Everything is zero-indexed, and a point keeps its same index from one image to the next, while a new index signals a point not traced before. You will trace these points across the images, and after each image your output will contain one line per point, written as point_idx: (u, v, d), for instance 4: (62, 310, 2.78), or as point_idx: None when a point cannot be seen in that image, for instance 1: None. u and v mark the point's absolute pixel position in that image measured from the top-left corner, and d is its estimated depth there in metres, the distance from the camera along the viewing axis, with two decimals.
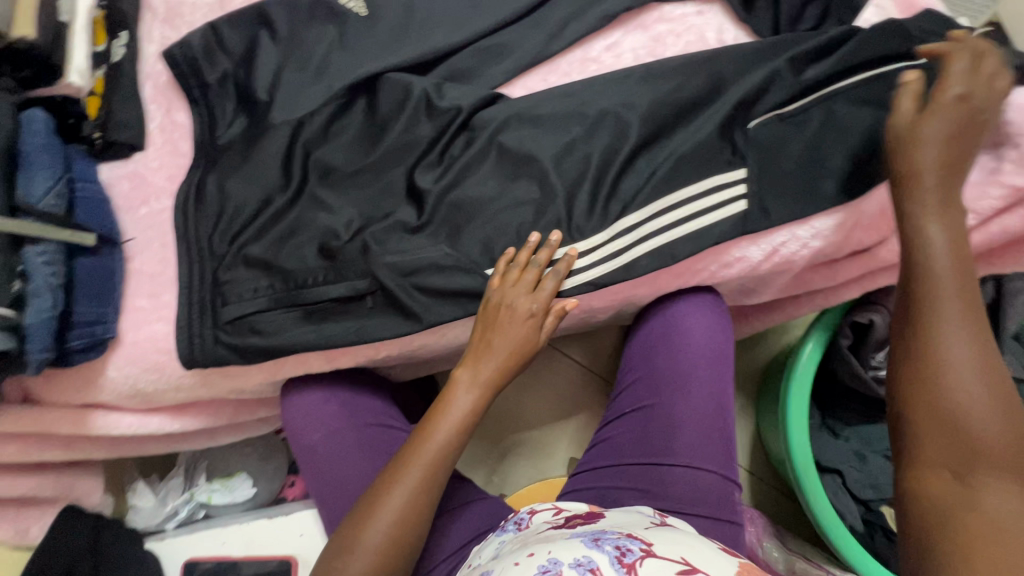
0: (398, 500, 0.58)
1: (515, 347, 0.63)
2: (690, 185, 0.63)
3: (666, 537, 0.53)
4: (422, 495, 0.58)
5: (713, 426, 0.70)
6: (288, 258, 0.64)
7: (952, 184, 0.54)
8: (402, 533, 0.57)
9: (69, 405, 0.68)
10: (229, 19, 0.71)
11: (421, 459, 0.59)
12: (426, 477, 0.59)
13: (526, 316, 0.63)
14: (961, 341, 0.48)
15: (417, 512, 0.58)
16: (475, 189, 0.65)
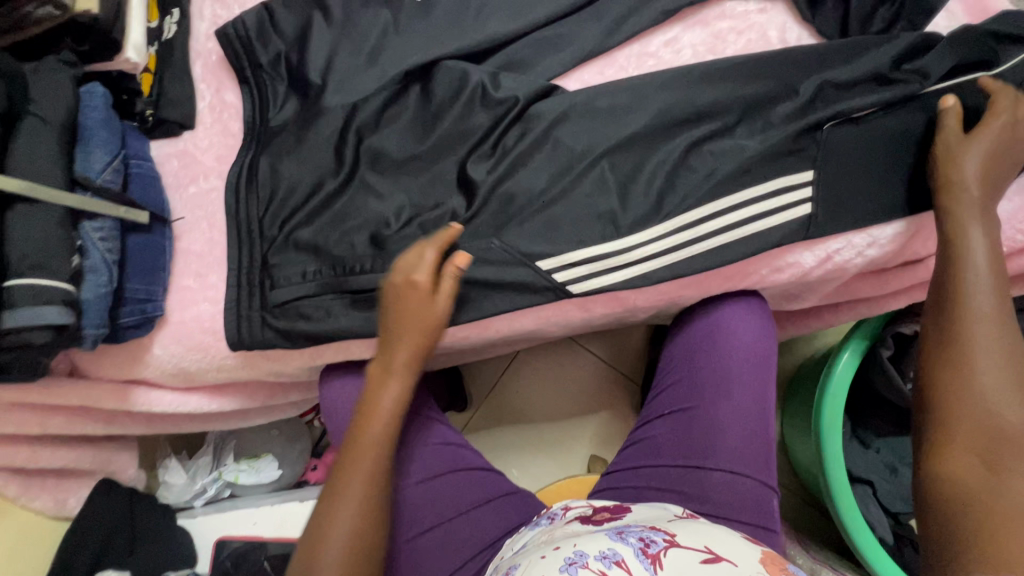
0: (348, 515, 0.55)
1: (421, 332, 0.60)
2: (746, 189, 0.63)
3: (690, 528, 0.53)
4: (372, 491, 0.57)
5: (755, 432, 0.69)
6: (337, 244, 0.64)
7: (989, 202, 0.59)
8: (363, 544, 0.55)
9: (112, 381, 0.68)
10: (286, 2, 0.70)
11: (360, 469, 0.57)
12: (368, 486, 0.56)
13: (425, 294, 0.60)
14: (988, 339, 0.54)
15: (369, 509, 0.56)
16: (529, 182, 0.65)
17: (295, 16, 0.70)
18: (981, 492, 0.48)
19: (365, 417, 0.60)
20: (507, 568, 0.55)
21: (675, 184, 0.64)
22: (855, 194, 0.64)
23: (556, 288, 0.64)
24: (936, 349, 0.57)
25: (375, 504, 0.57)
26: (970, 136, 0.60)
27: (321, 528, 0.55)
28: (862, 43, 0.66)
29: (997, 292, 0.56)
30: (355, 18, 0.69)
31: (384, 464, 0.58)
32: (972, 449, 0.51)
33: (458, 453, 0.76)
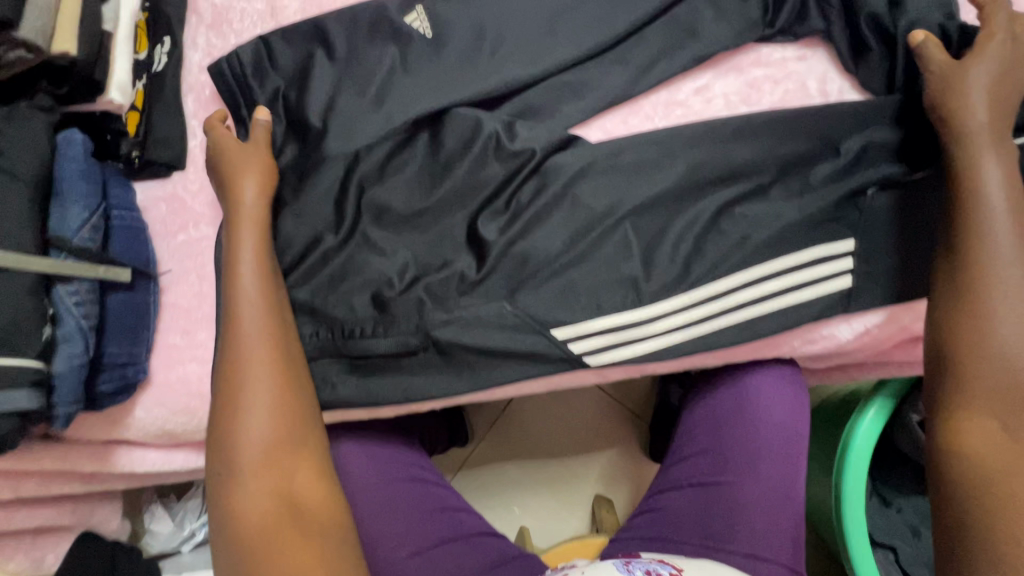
0: (257, 390, 0.52)
1: (260, 189, 0.58)
2: (781, 258, 0.58)
3: (697, 565, 0.53)
4: (274, 338, 0.54)
5: (783, 510, 0.64)
6: (336, 304, 0.59)
7: (1001, 124, 0.53)
8: (287, 409, 0.52)
9: (91, 442, 0.63)
10: (285, 36, 0.65)
11: (246, 343, 0.53)
12: (269, 351, 0.53)
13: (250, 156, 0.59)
14: (1009, 271, 0.50)
15: (277, 354, 0.53)
16: (544, 243, 0.60)
17: (294, 51, 0.65)
18: (1003, 465, 0.47)
19: (230, 292, 0.54)
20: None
21: (702, 250, 0.59)
22: (904, 266, 0.58)
23: (572, 359, 0.60)
24: (954, 287, 0.52)
25: (286, 368, 0.53)
26: (968, 61, 0.54)
27: (231, 422, 0.51)
28: (913, 99, 0.60)
29: (1015, 219, 0.51)
30: (359, 55, 0.64)
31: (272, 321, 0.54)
32: (994, 413, 0.48)
33: (456, 518, 0.72)
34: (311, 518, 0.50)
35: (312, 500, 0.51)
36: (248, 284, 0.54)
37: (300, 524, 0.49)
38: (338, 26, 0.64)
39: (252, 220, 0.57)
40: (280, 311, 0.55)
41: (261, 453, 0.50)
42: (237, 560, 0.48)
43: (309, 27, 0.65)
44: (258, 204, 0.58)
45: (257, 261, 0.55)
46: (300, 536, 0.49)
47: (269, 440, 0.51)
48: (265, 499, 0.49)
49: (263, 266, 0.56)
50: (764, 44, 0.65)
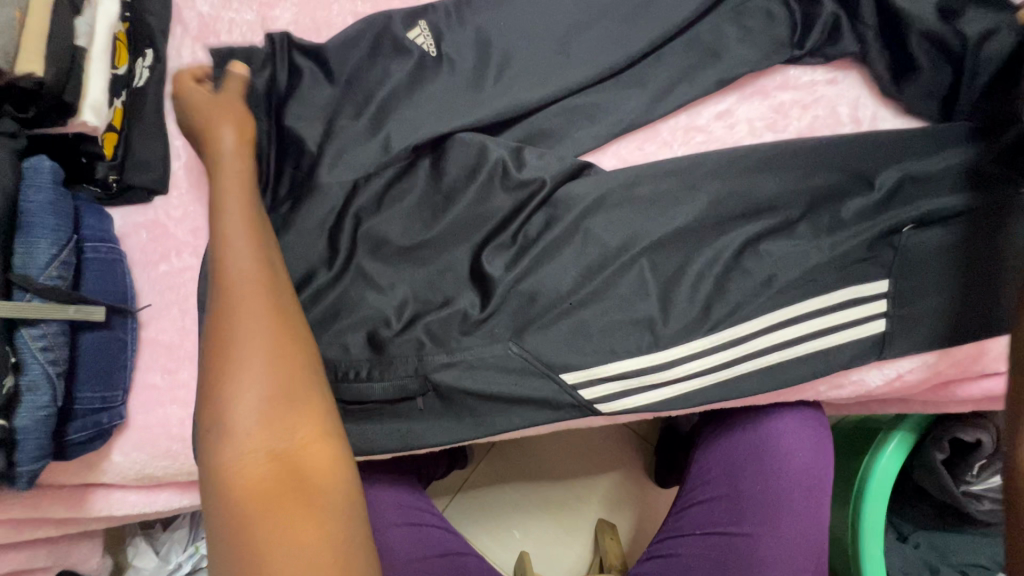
0: (248, 336, 0.42)
1: (240, 132, 0.51)
2: (811, 300, 0.54)
3: None
4: (266, 274, 0.45)
5: (805, 565, 0.60)
6: (328, 343, 0.55)
7: None
8: (283, 349, 0.42)
9: (65, 487, 0.59)
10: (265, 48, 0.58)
11: (234, 286, 0.43)
12: (262, 291, 0.43)
13: (226, 105, 0.52)
14: None
15: (270, 292, 0.44)
16: (555, 280, 0.55)
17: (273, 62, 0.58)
18: None
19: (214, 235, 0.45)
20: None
21: (724, 290, 0.55)
22: (943, 310, 0.54)
23: (583, 405, 0.55)
24: None
25: (283, 312, 0.44)
26: None
27: (218, 367, 0.41)
28: (953, 134, 0.56)
29: None
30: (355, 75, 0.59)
31: (265, 258, 0.46)
32: None
33: (458, 563, 0.68)
34: (318, 488, 0.40)
35: (319, 463, 0.41)
36: (235, 224, 0.46)
37: (301, 487, 0.39)
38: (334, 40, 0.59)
39: (236, 163, 0.49)
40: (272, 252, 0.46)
41: (258, 404, 0.40)
42: (231, 545, 0.37)
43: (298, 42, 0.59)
44: (241, 146, 0.50)
45: (244, 200, 0.47)
46: (298, 506, 0.39)
47: (262, 388, 0.41)
48: (263, 463, 0.39)
49: (251, 206, 0.47)
50: (791, 66, 0.62)
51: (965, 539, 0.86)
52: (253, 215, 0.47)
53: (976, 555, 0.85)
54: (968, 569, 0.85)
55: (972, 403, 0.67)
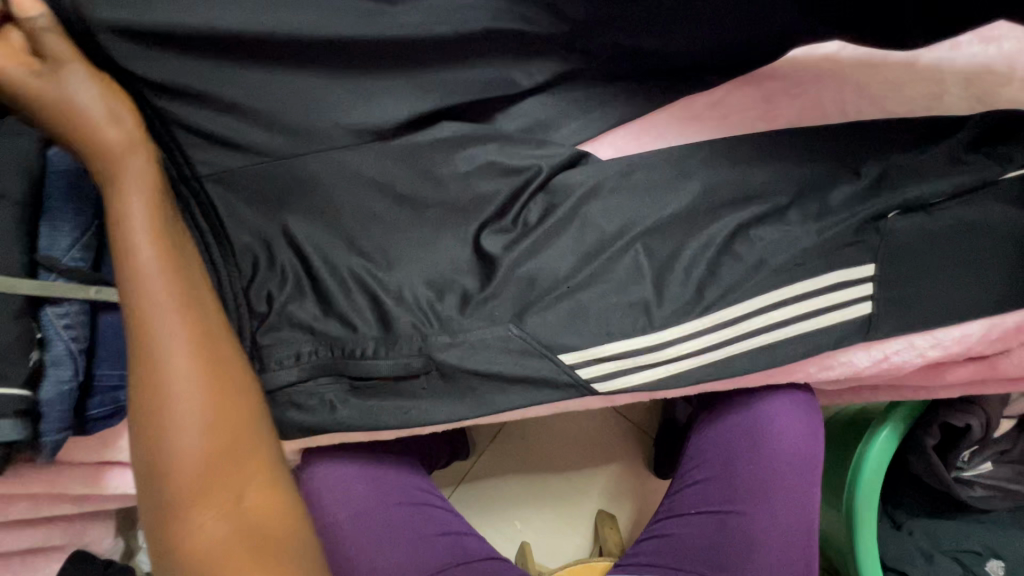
0: (184, 396, 0.47)
1: (135, 153, 0.51)
2: (800, 283, 0.56)
3: None
4: (204, 342, 0.49)
5: (796, 543, 0.62)
6: (336, 323, 0.58)
7: None
8: (226, 418, 0.48)
9: (82, 465, 0.61)
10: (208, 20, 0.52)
11: (165, 349, 0.47)
12: (192, 353, 0.48)
13: (106, 111, 0.50)
14: None
15: (211, 362, 0.49)
16: (552, 263, 0.58)
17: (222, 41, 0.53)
18: None
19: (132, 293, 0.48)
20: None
21: (717, 273, 0.57)
22: (925, 293, 0.56)
23: (580, 384, 0.58)
24: None
25: (214, 368, 0.49)
26: None
27: (164, 444, 0.46)
28: (930, 126, 0.60)
29: None
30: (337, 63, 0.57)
31: (201, 326, 0.50)
32: None
33: (459, 543, 0.70)
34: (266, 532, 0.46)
35: (267, 510, 0.47)
36: (156, 284, 0.49)
37: (259, 548, 0.45)
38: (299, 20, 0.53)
39: (145, 208, 0.50)
40: (203, 303, 0.51)
41: (203, 473, 0.46)
42: None
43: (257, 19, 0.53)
44: (144, 181, 0.51)
45: (161, 253, 0.50)
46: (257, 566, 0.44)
47: (208, 462, 0.46)
48: (221, 532, 0.45)
49: (171, 259, 0.50)
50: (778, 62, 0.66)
51: (958, 526, 0.88)
52: (170, 266, 0.50)
53: (968, 542, 0.86)
54: (961, 555, 0.86)
55: (961, 388, 0.69)
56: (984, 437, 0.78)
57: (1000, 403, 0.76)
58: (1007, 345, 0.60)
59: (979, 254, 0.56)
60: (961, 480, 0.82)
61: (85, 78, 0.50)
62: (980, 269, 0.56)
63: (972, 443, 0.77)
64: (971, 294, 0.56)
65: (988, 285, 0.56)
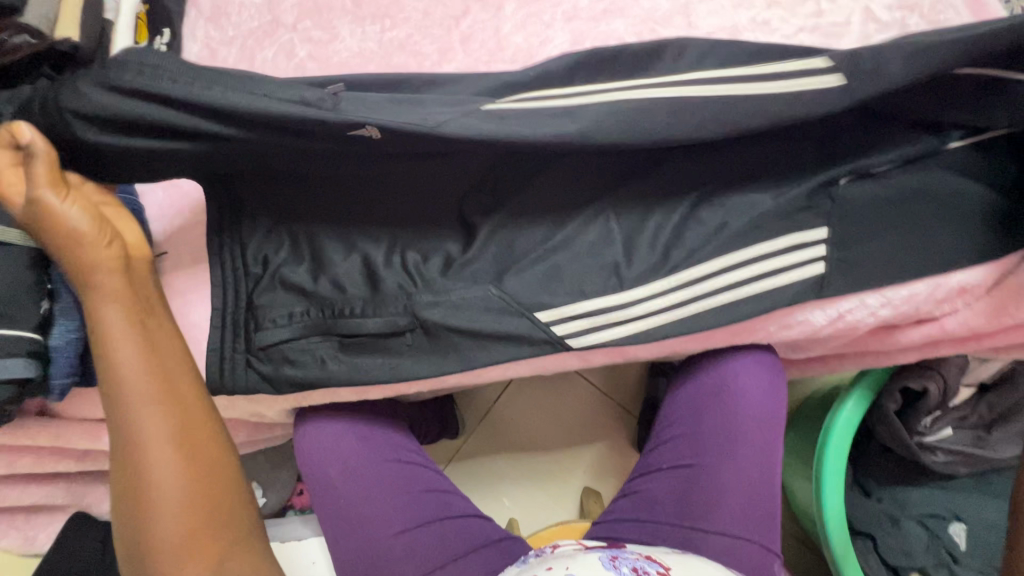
0: (164, 484, 0.53)
1: (105, 267, 0.53)
2: (758, 246, 0.60)
3: (685, 562, 0.53)
4: (184, 435, 0.54)
5: (756, 491, 0.67)
6: (328, 285, 0.61)
7: None
8: (203, 502, 0.54)
9: (85, 421, 0.65)
10: (160, 92, 0.49)
11: (146, 441, 0.53)
12: (173, 443, 0.54)
13: (80, 233, 0.52)
14: None
15: (190, 451, 0.55)
16: (528, 228, 0.62)
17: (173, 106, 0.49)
18: None
19: (115, 395, 0.53)
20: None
21: (681, 238, 0.61)
22: (874, 255, 0.61)
23: (555, 341, 0.61)
24: None
25: (191, 454, 0.55)
26: None
27: (147, 528, 0.53)
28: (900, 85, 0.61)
29: None
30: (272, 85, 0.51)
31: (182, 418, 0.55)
32: None
33: (444, 499, 0.74)
34: None
35: None
36: (136, 386, 0.53)
37: None
38: (247, 98, 0.49)
39: (121, 318, 0.54)
40: (183, 396, 0.55)
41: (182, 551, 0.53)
42: None
43: (203, 97, 0.48)
44: (119, 293, 0.54)
45: (141, 355, 0.54)
46: None
47: (186, 545, 0.53)
48: None
49: (151, 358, 0.54)
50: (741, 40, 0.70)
51: (923, 491, 0.91)
52: (149, 367, 0.54)
53: (933, 506, 0.90)
54: (927, 520, 0.89)
55: (916, 350, 0.74)
56: (942, 402, 0.84)
57: (956, 370, 0.82)
58: (953, 305, 0.64)
59: (925, 217, 0.61)
60: (925, 446, 0.87)
61: (59, 201, 0.51)
62: (925, 231, 0.61)
63: (930, 406, 0.82)
64: (919, 255, 0.61)
65: (934, 246, 0.61)
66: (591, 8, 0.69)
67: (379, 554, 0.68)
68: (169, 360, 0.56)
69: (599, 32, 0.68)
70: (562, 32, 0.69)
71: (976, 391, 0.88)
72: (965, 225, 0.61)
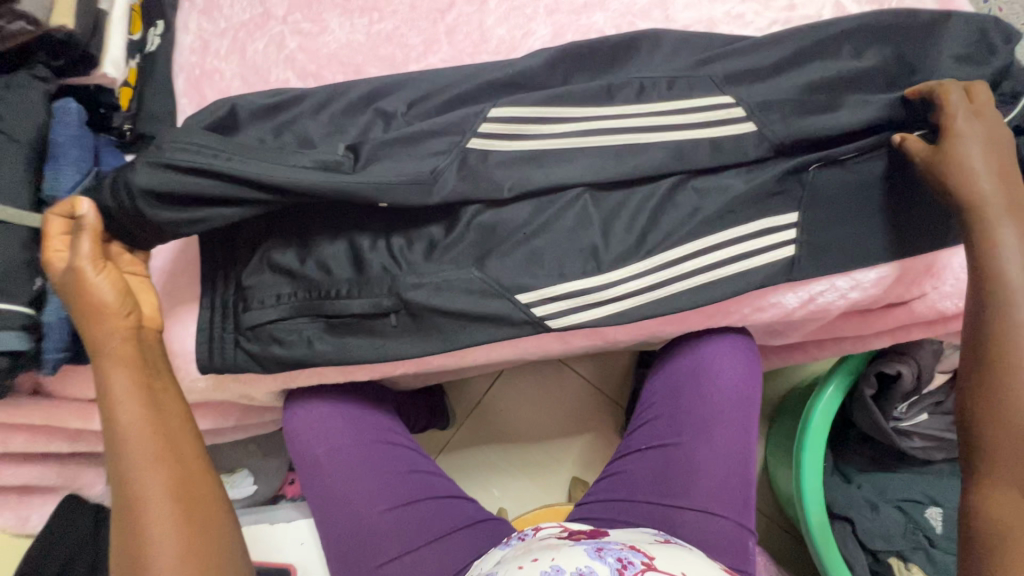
0: (163, 544, 0.53)
1: (120, 334, 0.57)
2: (728, 230, 0.62)
3: (669, 552, 0.53)
4: (182, 479, 0.56)
5: (732, 470, 0.69)
6: (315, 268, 0.63)
7: (996, 153, 0.58)
8: (197, 543, 0.54)
9: (76, 401, 0.67)
10: (199, 165, 0.55)
11: (147, 502, 0.54)
12: (172, 502, 0.55)
13: (101, 307, 0.56)
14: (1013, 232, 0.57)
15: (188, 494, 0.56)
16: (510, 212, 0.64)
17: (208, 176, 0.55)
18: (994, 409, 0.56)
19: (119, 457, 0.55)
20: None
21: (657, 222, 0.63)
22: (842, 239, 0.63)
23: (535, 321, 0.63)
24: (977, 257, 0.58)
25: (190, 502, 0.56)
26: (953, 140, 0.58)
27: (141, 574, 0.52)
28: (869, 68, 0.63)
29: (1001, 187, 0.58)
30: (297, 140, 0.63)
31: (178, 461, 0.57)
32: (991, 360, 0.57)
33: (430, 480, 0.76)
34: None
35: None
36: (137, 442, 0.55)
37: None
38: (277, 166, 0.56)
39: (128, 383, 0.56)
40: (184, 455, 0.57)
41: None
42: None
43: (233, 166, 0.55)
44: (129, 359, 0.57)
45: (145, 418, 0.56)
46: None
47: None
48: None
49: (154, 421, 0.56)
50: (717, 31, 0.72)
51: (899, 477, 0.94)
52: (153, 429, 0.56)
53: (909, 491, 0.92)
54: (903, 503, 0.92)
55: (887, 334, 0.77)
56: (917, 387, 0.86)
57: (931, 356, 0.84)
58: (919, 289, 0.67)
59: (891, 202, 0.63)
60: (901, 431, 0.89)
61: (92, 274, 0.55)
62: (892, 215, 0.63)
63: (904, 390, 0.84)
64: (886, 238, 0.63)
65: (900, 229, 0.63)
66: (572, 1, 0.71)
67: (366, 532, 0.70)
68: (171, 413, 0.58)
69: (580, 24, 0.71)
70: (544, 25, 0.71)
71: (950, 377, 0.91)
72: (929, 209, 0.63)
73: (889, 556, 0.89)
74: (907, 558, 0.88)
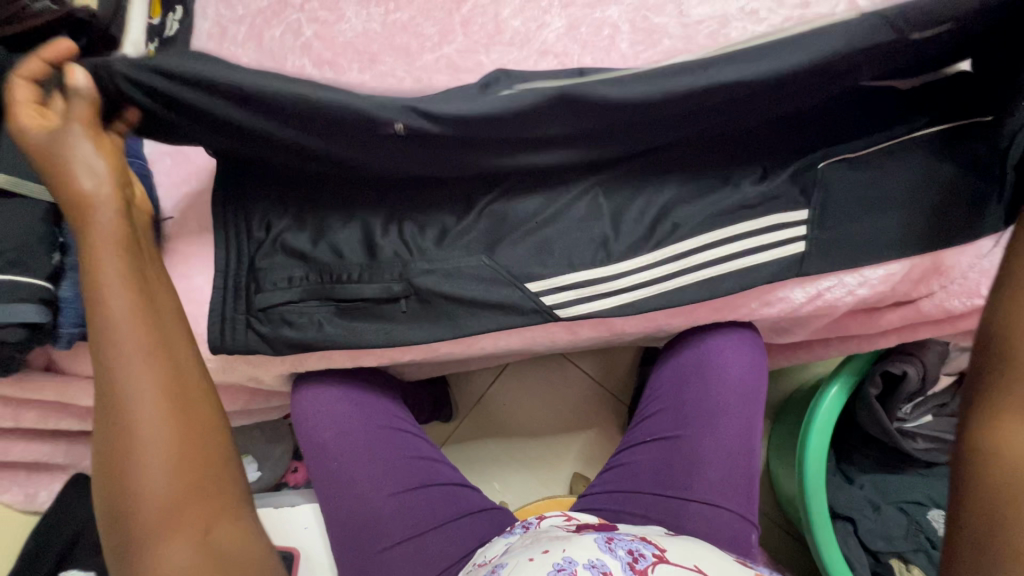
0: (153, 451, 0.50)
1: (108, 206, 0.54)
2: (737, 224, 0.62)
3: (680, 546, 0.53)
4: (167, 364, 0.53)
5: (735, 462, 0.69)
6: (325, 251, 0.64)
7: None
8: (185, 438, 0.52)
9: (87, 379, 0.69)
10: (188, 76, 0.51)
11: (131, 393, 0.51)
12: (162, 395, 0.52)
13: (93, 175, 0.54)
14: None
15: (176, 381, 0.53)
16: (523, 205, 0.64)
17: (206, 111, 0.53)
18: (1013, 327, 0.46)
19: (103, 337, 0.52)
20: (494, 567, 0.54)
21: (671, 215, 0.63)
22: (851, 235, 0.63)
23: (544, 311, 0.63)
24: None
25: (179, 393, 0.53)
26: None
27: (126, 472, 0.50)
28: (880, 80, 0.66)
29: None
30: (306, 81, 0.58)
31: (161, 348, 0.53)
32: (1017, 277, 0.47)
33: (432, 466, 0.76)
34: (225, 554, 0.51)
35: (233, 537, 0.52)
36: (129, 328, 0.52)
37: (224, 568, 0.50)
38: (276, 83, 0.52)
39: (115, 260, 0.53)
40: (173, 338, 0.55)
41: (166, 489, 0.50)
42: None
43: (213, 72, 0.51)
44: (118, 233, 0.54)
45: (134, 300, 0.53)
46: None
47: (167, 486, 0.50)
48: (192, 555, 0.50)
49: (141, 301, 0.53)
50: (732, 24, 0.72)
51: (902, 478, 0.93)
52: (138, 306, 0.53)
53: (912, 492, 0.92)
54: (906, 505, 0.92)
55: (895, 334, 0.78)
56: (921, 388, 0.86)
57: (936, 358, 0.84)
58: (926, 287, 0.68)
59: (907, 199, 0.63)
60: (903, 432, 0.89)
61: (88, 149, 0.54)
62: (906, 211, 0.63)
63: (909, 391, 0.84)
64: (897, 236, 0.63)
65: (914, 224, 0.63)
66: None
67: (369, 515, 0.71)
68: (149, 290, 0.55)
69: (593, 18, 0.71)
70: (559, 17, 0.71)
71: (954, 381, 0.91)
72: (945, 206, 0.63)
73: (890, 558, 0.89)
74: (908, 560, 0.88)
